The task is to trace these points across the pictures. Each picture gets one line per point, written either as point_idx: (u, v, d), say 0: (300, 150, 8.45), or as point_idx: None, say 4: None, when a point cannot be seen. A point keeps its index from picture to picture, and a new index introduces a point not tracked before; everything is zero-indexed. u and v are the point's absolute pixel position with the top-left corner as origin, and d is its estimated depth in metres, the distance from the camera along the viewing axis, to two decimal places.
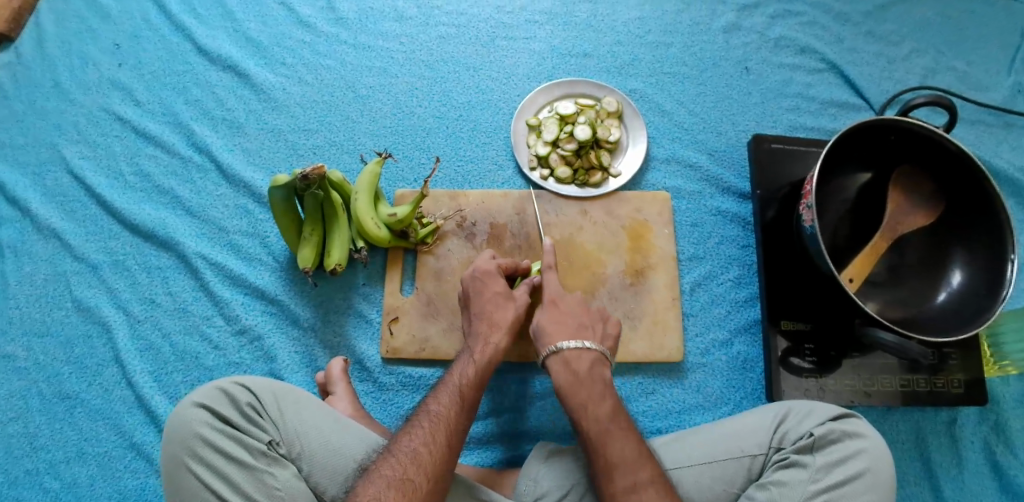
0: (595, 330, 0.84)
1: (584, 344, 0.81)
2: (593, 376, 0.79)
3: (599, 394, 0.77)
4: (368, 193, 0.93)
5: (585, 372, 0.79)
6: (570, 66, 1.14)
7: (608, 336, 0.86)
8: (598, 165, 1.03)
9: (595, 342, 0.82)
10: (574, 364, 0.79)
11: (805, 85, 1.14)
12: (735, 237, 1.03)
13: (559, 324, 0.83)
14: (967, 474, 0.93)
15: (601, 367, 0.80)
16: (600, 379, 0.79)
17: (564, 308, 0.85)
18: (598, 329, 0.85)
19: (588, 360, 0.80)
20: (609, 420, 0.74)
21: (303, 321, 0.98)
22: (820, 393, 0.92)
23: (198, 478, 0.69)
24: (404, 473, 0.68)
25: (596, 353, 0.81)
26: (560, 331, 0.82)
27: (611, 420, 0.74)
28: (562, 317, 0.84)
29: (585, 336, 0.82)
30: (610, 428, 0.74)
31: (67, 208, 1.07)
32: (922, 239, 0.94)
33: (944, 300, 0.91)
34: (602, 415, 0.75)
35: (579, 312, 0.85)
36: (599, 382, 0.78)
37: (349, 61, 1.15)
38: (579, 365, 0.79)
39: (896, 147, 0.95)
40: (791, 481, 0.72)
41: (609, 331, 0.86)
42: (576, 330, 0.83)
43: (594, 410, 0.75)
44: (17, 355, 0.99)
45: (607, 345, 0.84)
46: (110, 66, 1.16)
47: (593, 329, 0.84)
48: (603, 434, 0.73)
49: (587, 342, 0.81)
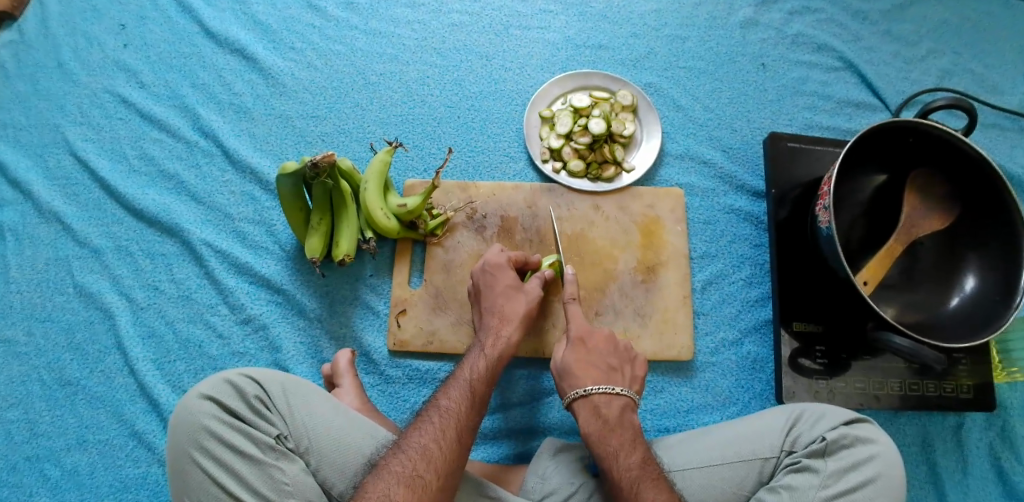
0: (625, 372, 0.82)
1: (613, 389, 0.79)
2: (623, 422, 0.77)
3: (629, 442, 0.74)
4: (377, 182, 0.91)
5: (615, 418, 0.77)
6: (584, 58, 1.12)
7: (636, 378, 0.83)
8: (611, 159, 1.02)
9: (624, 387, 0.80)
10: (603, 410, 0.77)
11: (822, 84, 1.13)
12: (747, 235, 1.02)
13: (586, 364, 0.81)
14: (972, 480, 0.92)
15: (629, 414, 0.78)
16: (630, 427, 0.77)
17: (592, 347, 0.83)
18: (627, 372, 0.82)
19: (618, 407, 0.78)
20: (640, 468, 0.71)
21: (309, 311, 0.97)
22: (830, 396, 0.91)
23: (205, 472, 0.68)
24: (414, 469, 0.67)
25: (625, 400, 0.79)
26: (588, 373, 0.80)
27: (642, 468, 0.71)
28: (590, 359, 0.82)
29: (615, 380, 0.80)
30: (641, 476, 0.70)
31: (69, 191, 1.05)
32: (935, 244, 0.93)
33: (957, 305, 0.90)
34: (633, 463, 0.72)
35: (607, 353, 0.83)
36: (629, 430, 0.76)
37: (360, 47, 1.12)
38: (608, 410, 0.77)
39: (914, 150, 0.93)
40: (802, 486, 0.71)
41: (637, 373, 0.84)
42: (606, 373, 0.81)
43: (625, 458, 0.72)
44: (17, 340, 0.97)
45: (636, 389, 0.82)
46: (115, 47, 1.14)
47: (623, 371, 0.82)
48: (635, 482, 0.70)
49: (616, 387, 0.79)
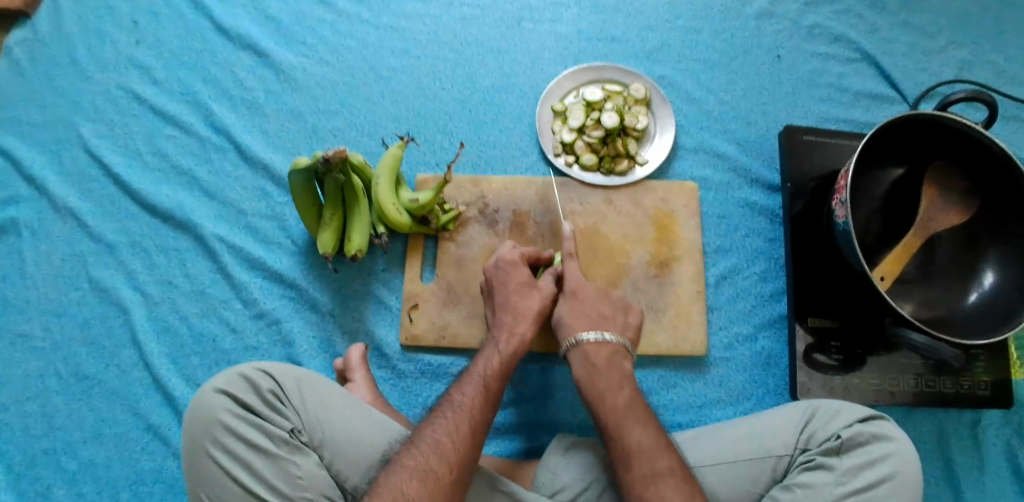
0: (619, 319, 0.85)
1: (606, 337, 0.82)
2: (611, 366, 0.79)
3: (617, 381, 0.78)
4: (389, 177, 0.91)
5: (603, 363, 0.80)
6: (597, 51, 1.11)
7: (630, 326, 0.86)
8: (624, 153, 1.01)
9: (615, 334, 0.83)
10: (594, 355, 0.80)
11: (838, 75, 1.11)
12: (762, 230, 1.01)
13: (577, 314, 0.84)
14: (989, 478, 0.91)
15: (620, 359, 0.81)
16: (618, 369, 0.80)
17: (584, 298, 0.86)
18: (620, 320, 0.86)
19: (608, 352, 0.81)
20: (624, 405, 0.75)
21: (322, 306, 0.97)
22: (845, 392, 0.90)
23: (220, 465, 0.69)
24: (426, 463, 0.67)
25: (616, 346, 0.82)
26: (579, 323, 0.83)
27: (628, 405, 0.75)
28: (582, 311, 0.85)
29: (605, 328, 0.83)
30: (624, 411, 0.74)
31: (84, 188, 1.06)
32: (954, 237, 0.92)
33: (976, 300, 0.89)
34: (618, 400, 0.75)
35: (598, 302, 0.86)
36: (616, 371, 0.79)
37: (371, 42, 1.12)
38: (598, 355, 0.80)
39: (931, 142, 0.92)
40: (817, 484, 0.70)
41: (631, 321, 0.87)
42: (595, 322, 0.84)
43: (609, 398, 0.76)
44: (35, 335, 0.98)
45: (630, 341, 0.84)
46: (128, 44, 1.14)
47: (615, 320, 0.85)
48: (620, 414, 0.74)
49: (606, 334, 0.82)
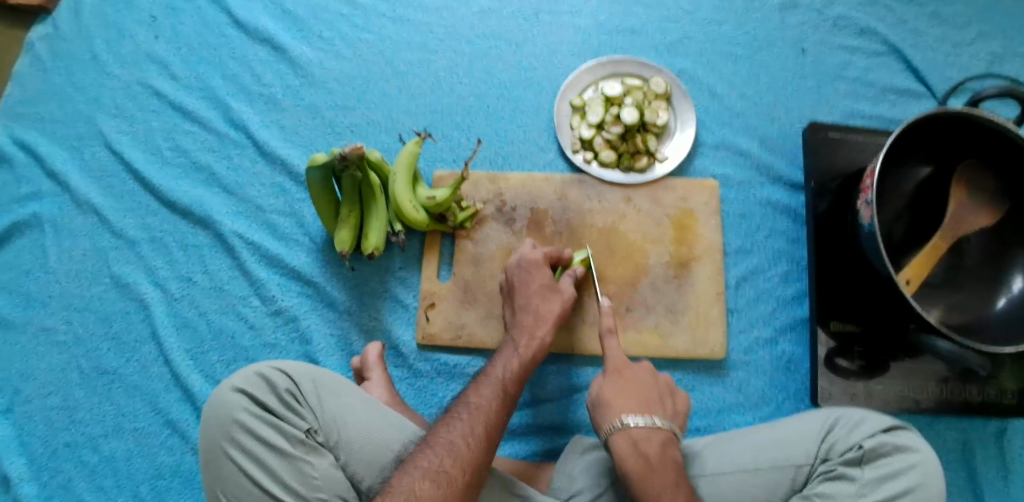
0: (666, 406, 0.77)
1: (653, 423, 0.73)
2: (643, 390, 0.77)
3: (674, 482, 0.68)
4: (406, 175, 0.91)
5: (656, 456, 0.70)
6: (617, 44, 1.09)
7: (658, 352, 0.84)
8: (644, 150, 0.99)
9: (665, 421, 0.74)
10: (643, 445, 0.71)
11: (865, 70, 1.08)
12: (784, 229, 0.99)
13: (608, 332, 0.83)
14: (1012, 485, 0.90)
15: (671, 450, 0.72)
16: (673, 466, 0.70)
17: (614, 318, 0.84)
18: None
19: (659, 442, 0.72)
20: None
21: (340, 304, 0.97)
22: (867, 397, 0.89)
23: (236, 464, 0.69)
24: (441, 464, 0.66)
25: (665, 432, 0.73)
26: (611, 340, 0.82)
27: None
28: (612, 329, 0.83)
29: (635, 347, 0.81)
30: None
31: (104, 183, 1.06)
32: (984, 241, 0.89)
33: (1005, 305, 0.86)
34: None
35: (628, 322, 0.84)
36: (671, 469, 0.70)
37: (388, 36, 1.10)
38: (649, 447, 0.71)
39: (962, 141, 0.90)
40: (837, 494, 0.70)
41: (659, 346, 0.85)
42: (627, 341, 0.82)
43: (667, 495, 0.67)
44: (57, 328, 1.00)
45: (677, 422, 0.76)
46: (146, 38, 1.13)
47: None
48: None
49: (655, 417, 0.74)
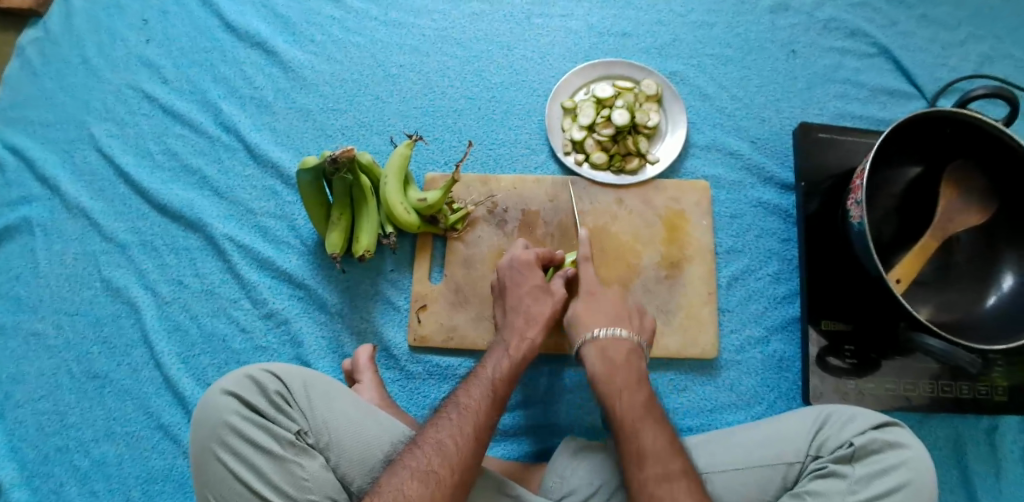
0: (634, 322, 0.84)
1: (619, 332, 0.81)
2: (629, 363, 0.78)
3: (634, 382, 0.76)
4: (397, 176, 0.91)
5: (621, 359, 0.78)
6: (608, 47, 1.09)
7: (644, 329, 0.85)
8: (635, 152, 0.99)
9: (631, 334, 0.81)
10: (610, 351, 0.79)
11: (855, 71, 1.08)
12: (775, 230, 0.99)
13: (589, 305, 0.84)
14: (1004, 483, 0.90)
15: (637, 358, 0.80)
16: (636, 370, 0.78)
17: (598, 296, 0.86)
18: (635, 322, 0.84)
19: (625, 348, 0.80)
20: (643, 407, 0.74)
21: (331, 306, 0.97)
22: (859, 396, 0.89)
23: (226, 467, 0.69)
24: (429, 464, 0.66)
25: (631, 342, 0.81)
26: (594, 317, 0.83)
27: (645, 409, 0.74)
28: (595, 303, 0.85)
29: (621, 325, 0.82)
30: (644, 412, 0.73)
31: (95, 187, 1.06)
32: (974, 239, 0.90)
33: (995, 303, 0.87)
34: (635, 403, 0.74)
35: (613, 301, 0.85)
36: (634, 369, 0.78)
37: (380, 39, 1.11)
38: (615, 353, 0.79)
39: (950, 141, 0.90)
40: (828, 491, 0.70)
41: (646, 324, 0.86)
42: (611, 319, 0.83)
43: (652, 466, 0.69)
44: (47, 333, 0.99)
45: (643, 337, 0.83)
46: (138, 42, 1.13)
47: (632, 320, 0.84)
48: (636, 420, 0.73)
49: (622, 331, 0.81)
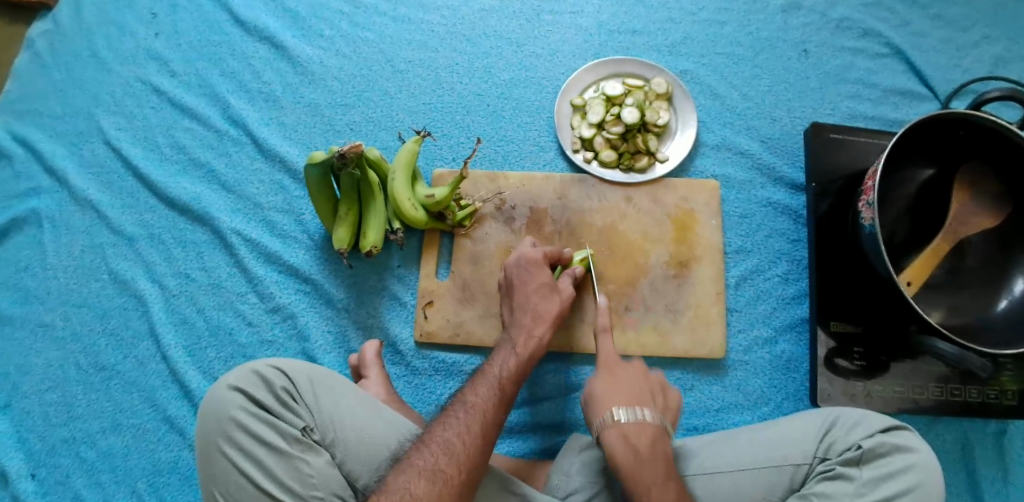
0: (657, 401, 0.79)
1: (642, 414, 0.73)
2: (655, 454, 0.70)
3: (663, 476, 0.68)
4: (405, 172, 0.91)
5: (647, 449, 0.70)
6: (618, 44, 1.09)
7: (670, 407, 0.80)
8: (644, 150, 0.98)
9: (655, 415, 0.74)
10: (633, 438, 0.71)
11: (867, 71, 1.07)
12: (785, 230, 0.99)
13: (611, 388, 0.77)
14: (1013, 489, 0.89)
15: (663, 445, 0.72)
16: (663, 458, 0.70)
17: (620, 375, 0.79)
18: (659, 400, 0.79)
19: (649, 435, 0.72)
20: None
21: (337, 301, 0.97)
22: (867, 398, 0.88)
23: (232, 462, 0.68)
24: (436, 463, 0.66)
25: (655, 426, 0.73)
26: (616, 397, 0.76)
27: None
28: (616, 383, 0.78)
29: (642, 403, 0.75)
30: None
31: (104, 179, 1.06)
32: (986, 242, 0.89)
33: (1006, 307, 0.86)
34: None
35: (635, 378, 0.79)
36: (661, 460, 0.70)
37: (389, 34, 1.10)
38: (639, 440, 0.71)
39: (964, 143, 0.89)
40: (836, 494, 0.69)
41: (669, 402, 0.81)
42: (632, 398, 0.76)
43: None
44: (54, 324, 0.99)
45: (667, 419, 0.76)
46: (147, 35, 1.13)
47: (650, 398, 0.77)
48: None
49: (645, 413, 0.74)
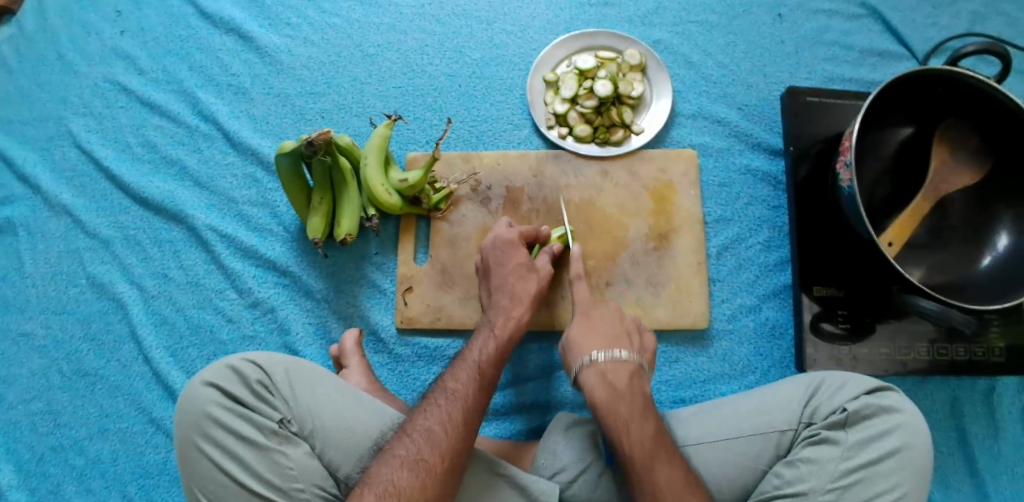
0: (634, 342, 0.79)
1: (619, 354, 0.75)
2: (633, 390, 0.73)
3: (640, 410, 0.71)
4: (377, 158, 0.89)
5: (624, 385, 0.73)
6: (589, 17, 1.06)
7: (645, 350, 0.80)
8: (619, 123, 0.97)
9: (631, 353, 0.76)
10: (610, 376, 0.74)
11: (843, 33, 1.06)
12: (765, 197, 0.98)
13: (590, 334, 0.79)
14: (1004, 445, 0.89)
15: (641, 380, 0.74)
16: (640, 395, 0.73)
17: (595, 319, 0.81)
18: (635, 341, 0.79)
19: (626, 373, 0.74)
20: (652, 440, 0.68)
21: (316, 292, 0.96)
22: (853, 362, 0.88)
23: (210, 459, 0.68)
24: (418, 453, 0.65)
25: (632, 364, 0.75)
26: (594, 342, 0.77)
27: (655, 440, 0.69)
28: (594, 329, 0.80)
29: (620, 345, 0.77)
30: (654, 446, 0.68)
31: (76, 183, 1.04)
32: (969, 199, 0.88)
33: (989, 264, 0.85)
34: (645, 434, 0.69)
35: (612, 322, 0.81)
36: (638, 395, 0.72)
37: (357, 19, 1.08)
38: (616, 377, 0.74)
39: (942, 99, 0.88)
40: (821, 459, 0.69)
41: (647, 345, 0.81)
42: (610, 340, 0.78)
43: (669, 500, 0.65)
44: (35, 333, 0.98)
45: (644, 358, 0.78)
46: (112, 34, 1.11)
47: (629, 340, 0.79)
48: (647, 456, 0.67)
49: (622, 352, 0.76)
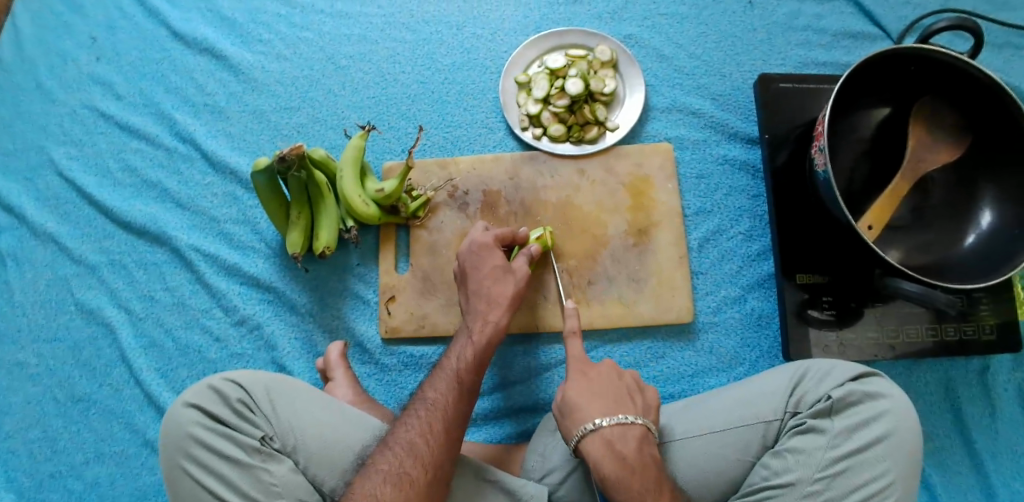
0: (637, 401, 0.72)
1: (625, 419, 0.68)
2: (643, 459, 0.66)
3: (653, 486, 0.65)
4: (353, 169, 0.88)
5: (634, 456, 0.66)
6: (559, 16, 1.06)
7: (650, 407, 0.72)
8: (593, 120, 0.96)
9: (638, 416, 0.69)
10: (618, 445, 0.67)
11: (815, 16, 1.05)
12: (744, 186, 0.97)
13: (590, 394, 0.71)
14: (1000, 424, 0.88)
15: (649, 446, 0.68)
16: (651, 464, 0.67)
17: (594, 377, 0.73)
18: (638, 399, 0.72)
19: (634, 440, 0.67)
20: None
21: (301, 306, 0.96)
22: (840, 348, 0.87)
23: (194, 479, 0.68)
24: (400, 466, 0.65)
25: (640, 429, 0.68)
26: (595, 406, 0.70)
27: None
28: (592, 387, 0.72)
29: (624, 409, 0.70)
30: None
31: (60, 211, 1.04)
32: (948, 178, 0.87)
33: (973, 242, 0.85)
34: None
35: (612, 380, 0.73)
36: (649, 467, 0.66)
37: (328, 32, 1.08)
38: (624, 446, 0.67)
39: (915, 79, 0.87)
40: (808, 448, 0.68)
41: (651, 401, 0.73)
42: (613, 403, 0.70)
43: None
44: (28, 362, 0.98)
45: (650, 418, 0.71)
46: (89, 61, 1.11)
47: (633, 399, 0.71)
48: None
49: (628, 416, 0.68)
